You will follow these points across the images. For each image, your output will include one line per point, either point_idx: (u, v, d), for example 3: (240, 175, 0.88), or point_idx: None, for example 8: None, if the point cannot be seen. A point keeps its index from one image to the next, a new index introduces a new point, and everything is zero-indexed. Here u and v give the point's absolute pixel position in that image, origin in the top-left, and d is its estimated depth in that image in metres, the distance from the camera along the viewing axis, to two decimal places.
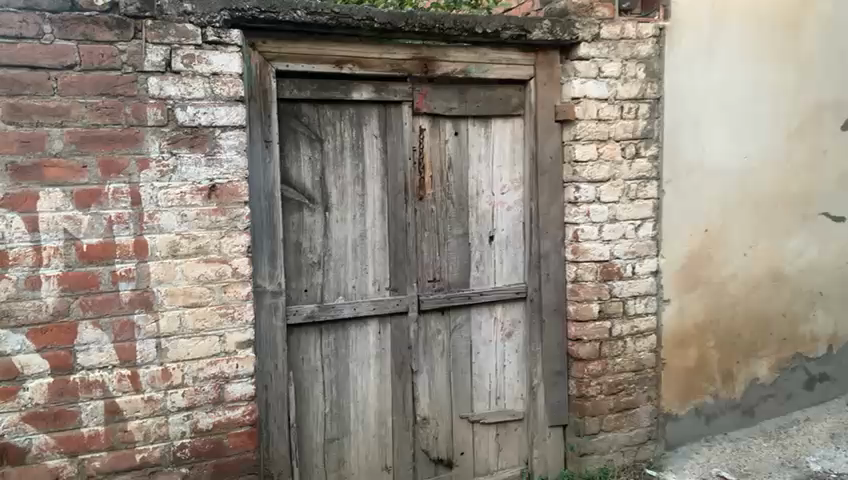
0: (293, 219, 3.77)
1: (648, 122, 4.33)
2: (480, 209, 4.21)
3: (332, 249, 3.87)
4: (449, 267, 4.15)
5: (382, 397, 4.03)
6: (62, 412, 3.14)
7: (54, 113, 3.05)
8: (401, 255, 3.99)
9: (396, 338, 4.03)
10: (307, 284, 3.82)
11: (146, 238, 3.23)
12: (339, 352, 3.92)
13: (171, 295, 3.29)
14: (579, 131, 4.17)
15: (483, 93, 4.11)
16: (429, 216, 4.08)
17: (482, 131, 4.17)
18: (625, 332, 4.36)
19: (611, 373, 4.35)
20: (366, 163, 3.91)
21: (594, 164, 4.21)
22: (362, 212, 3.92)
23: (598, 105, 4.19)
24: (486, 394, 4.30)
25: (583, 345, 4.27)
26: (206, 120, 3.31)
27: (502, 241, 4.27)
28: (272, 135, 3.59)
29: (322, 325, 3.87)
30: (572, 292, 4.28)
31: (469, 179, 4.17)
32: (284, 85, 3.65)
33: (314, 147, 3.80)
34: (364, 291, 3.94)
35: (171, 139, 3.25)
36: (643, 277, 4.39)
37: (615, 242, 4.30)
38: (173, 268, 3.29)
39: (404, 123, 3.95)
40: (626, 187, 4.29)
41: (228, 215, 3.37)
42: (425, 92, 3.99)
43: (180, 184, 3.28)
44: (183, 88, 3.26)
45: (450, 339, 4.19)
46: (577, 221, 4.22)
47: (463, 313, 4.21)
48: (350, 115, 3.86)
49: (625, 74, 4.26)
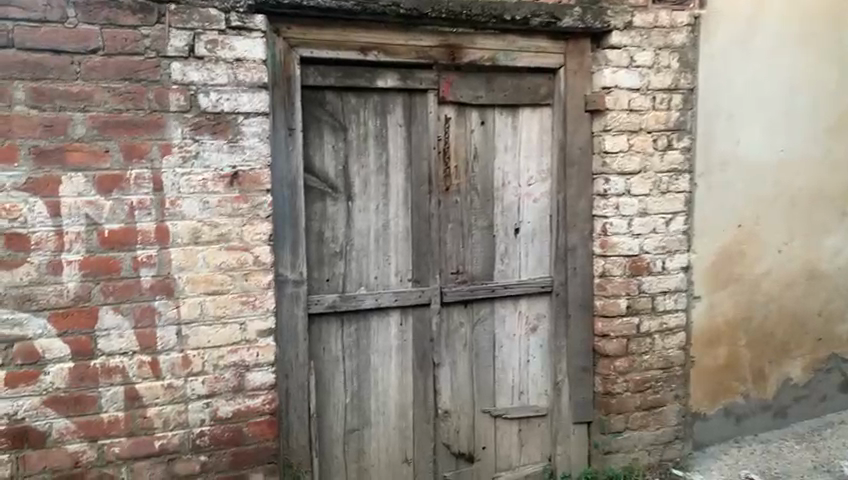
0: (315, 208, 3.73)
1: (681, 113, 4.21)
2: (506, 201, 4.12)
3: (354, 239, 3.83)
4: (473, 260, 4.08)
5: (403, 389, 3.99)
6: (83, 397, 3.14)
7: (77, 98, 3.04)
8: (424, 246, 3.93)
9: (418, 330, 3.98)
10: (329, 274, 3.78)
11: (167, 224, 3.21)
12: (360, 343, 3.88)
13: (192, 282, 3.27)
14: (610, 121, 4.07)
15: (511, 81, 4.02)
16: (454, 207, 4.01)
17: (509, 121, 4.08)
18: (654, 328, 4.27)
19: (638, 371, 4.26)
20: (390, 152, 3.86)
21: (625, 156, 4.11)
22: (386, 202, 3.87)
23: (629, 95, 4.09)
24: (509, 389, 4.22)
25: (610, 341, 4.19)
26: (229, 107, 3.27)
27: (527, 233, 4.18)
28: (296, 123, 3.55)
29: (344, 316, 3.83)
30: (599, 287, 4.20)
31: (495, 170, 4.09)
32: (308, 72, 3.61)
33: (338, 136, 3.75)
34: (386, 282, 3.90)
35: (193, 125, 3.22)
36: (673, 273, 4.27)
37: (645, 236, 4.19)
38: (194, 255, 3.26)
39: (429, 112, 3.89)
40: (657, 179, 4.18)
41: (250, 203, 3.34)
42: (452, 80, 3.91)
43: (202, 171, 3.25)
44: (206, 74, 3.23)
45: (473, 332, 4.12)
46: (607, 214, 4.12)
47: (486, 306, 4.14)
48: (375, 103, 3.80)
49: (659, 63, 4.14)
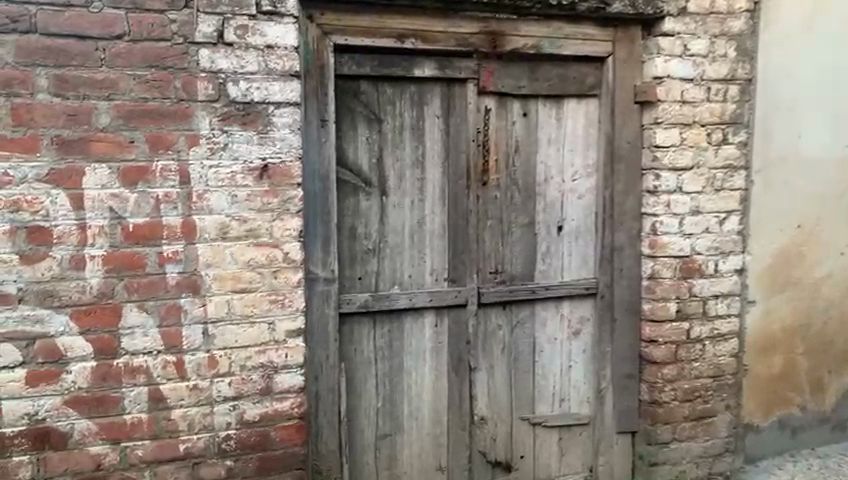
0: (348, 203, 3.57)
1: (738, 106, 3.93)
2: (548, 197, 3.91)
3: (388, 236, 3.65)
4: (513, 259, 3.88)
5: (438, 394, 3.81)
6: (105, 397, 3.03)
7: (102, 86, 2.91)
8: (461, 244, 3.74)
9: (454, 333, 3.79)
10: (361, 272, 3.61)
11: (194, 219, 3.06)
12: (394, 345, 3.71)
13: (219, 280, 3.12)
14: (662, 114, 3.83)
15: (555, 71, 3.81)
16: (493, 203, 3.81)
17: (553, 113, 3.87)
18: (705, 334, 4.01)
19: (688, 379, 4.01)
20: (427, 145, 3.67)
21: (677, 150, 3.86)
22: (421, 198, 3.68)
23: (683, 86, 3.84)
24: (549, 396, 4.02)
25: (658, 347, 3.96)
26: (259, 96, 3.10)
27: (571, 232, 3.96)
28: (329, 114, 3.38)
29: (377, 316, 3.66)
30: (648, 289, 3.96)
31: (538, 165, 3.88)
32: (342, 60, 3.44)
33: (372, 127, 3.58)
34: (421, 282, 3.71)
35: (222, 115, 3.06)
36: (726, 276, 4.02)
37: (696, 236, 3.94)
38: (222, 251, 3.11)
39: (468, 103, 3.69)
40: (710, 176, 3.93)
41: (280, 197, 3.16)
42: (493, 69, 3.71)
43: (231, 163, 3.09)
44: (236, 61, 3.07)
45: (512, 335, 3.92)
46: (656, 212, 3.89)
47: (526, 308, 3.93)
48: (411, 94, 3.62)
49: (715, 52, 3.87)
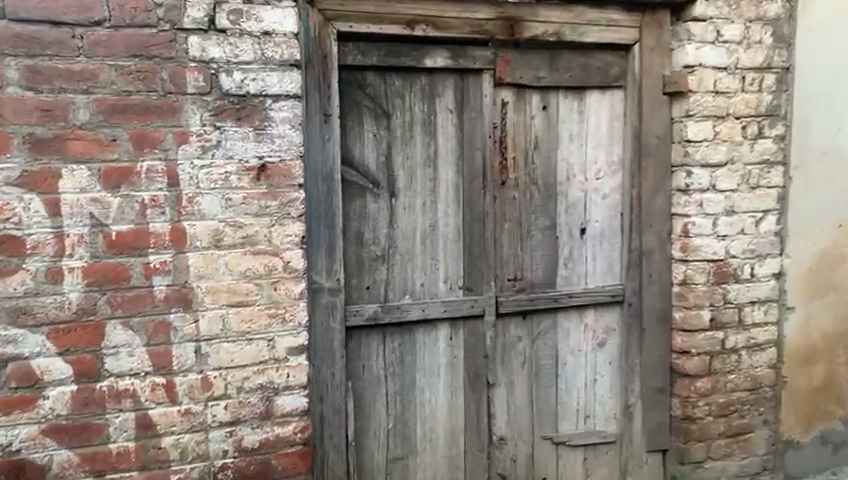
0: (354, 206, 3.26)
1: (774, 96, 3.64)
2: (570, 197, 3.61)
3: (398, 242, 3.35)
4: (533, 265, 3.58)
5: (453, 412, 3.50)
6: (87, 425, 2.71)
7: (80, 78, 2.60)
8: (477, 249, 3.44)
9: (470, 346, 3.48)
10: (369, 281, 3.31)
11: (184, 225, 2.75)
12: (405, 360, 3.40)
13: (213, 292, 2.81)
14: (693, 105, 3.53)
15: (578, 60, 3.52)
16: (511, 204, 3.51)
17: (574, 106, 3.58)
18: (741, 344, 3.71)
19: (722, 392, 3.71)
20: (440, 142, 3.37)
21: (710, 145, 3.56)
22: (434, 199, 3.38)
23: (715, 75, 3.54)
24: (573, 412, 3.72)
25: (691, 359, 3.65)
26: (255, 88, 2.79)
27: (595, 235, 3.66)
28: (332, 108, 3.07)
29: (386, 329, 3.35)
30: (679, 296, 3.65)
31: (559, 163, 3.58)
32: (346, 49, 3.14)
33: (380, 123, 3.27)
34: (434, 291, 3.41)
35: (214, 110, 2.75)
36: (763, 280, 3.71)
37: (731, 238, 3.63)
38: (215, 261, 2.80)
39: (484, 95, 3.39)
40: (746, 172, 3.63)
41: (279, 200, 2.85)
42: (511, 58, 3.41)
43: (224, 162, 2.78)
44: (229, 50, 2.76)
45: (533, 348, 3.61)
46: (688, 212, 3.58)
47: (548, 318, 3.63)
48: (422, 86, 3.32)
49: (749, 38, 3.58)
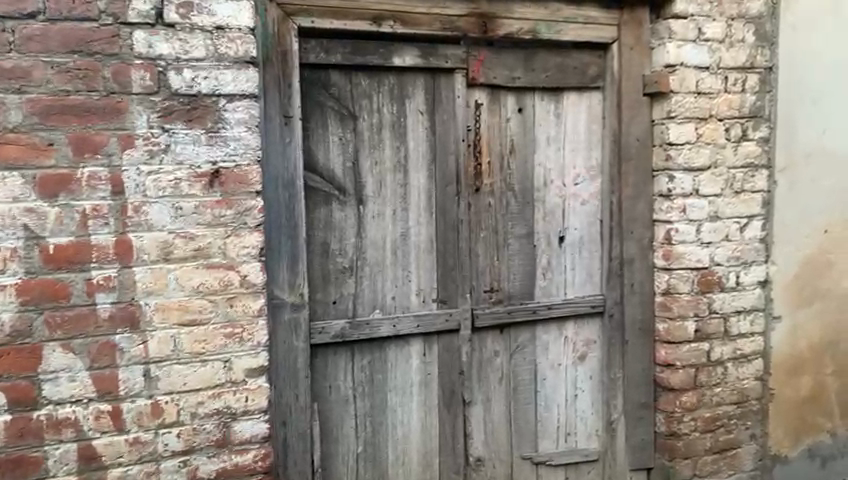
0: (319, 215, 3.05)
1: (757, 97, 3.51)
2: (548, 203, 3.43)
3: (367, 252, 3.14)
4: (510, 275, 3.39)
5: (427, 433, 3.29)
6: (23, 458, 2.46)
7: (11, 76, 2.36)
8: (451, 260, 3.24)
9: (445, 362, 3.28)
10: (336, 295, 3.09)
11: (130, 237, 2.52)
12: (375, 378, 3.19)
13: (163, 310, 2.58)
14: (675, 106, 3.37)
15: (554, 59, 3.35)
16: (486, 211, 3.32)
17: (551, 108, 3.40)
18: (727, 356, 3.55)
19: (708, 406, 3.54)
20: (410, 146, 3.17)
21: (692, 148, 3.41)
22: (404, 206, 3.18)
23: (697, 75, 3.39)
24: (553, 430, 3.53)
25: (676, 372, 3.48)
26: (208, 87, 2.57)
27: (574, 243, 3.49)
28: (294, 109, 2.87)
29: (355, 346, 3.14)
30: (662, 306, 3.49)
31: (536, 167, 3.40)
32: (308, 46, 2.93)
33: (345, 126, 3.07)
34: (406, 304, 3.20)
35: (162, 111, 2.52)
36: (748, 289, 3.56)
37: (715, 245, 3.48)
38: (165, 276, 2.57)
39: (456, 96, 3.20)
40: (729, 176, 3.48)
41: (235, 208, 2.63)
42: (484, 57, 3.23)
43: (174, 168, 2.55)
44: (179, 46, 2.53)
45: (511, 363, 3.42)
46: (671, 218, 3.42)
47: (526, 331, 3.44)
48: (391, 86, 3.12)
49: (731, 37, 3.44)
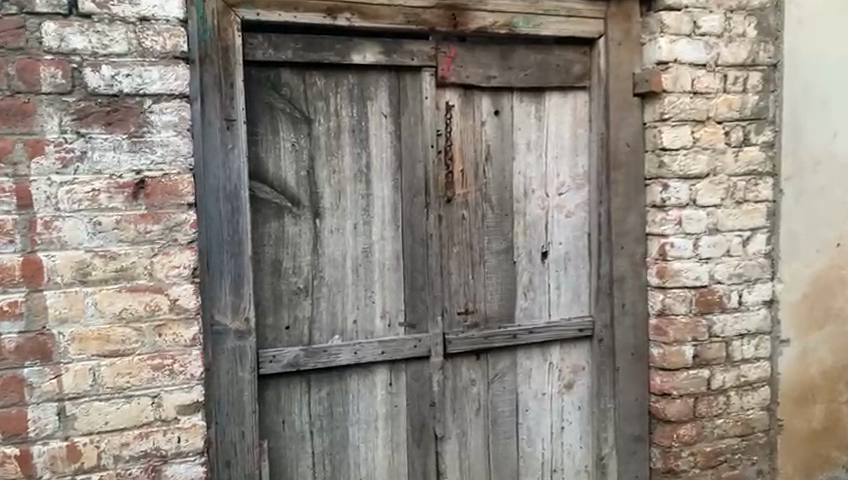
0: (269, 229, 2.72)
1: (761, 97, 3.18)
2: (530, 216, 3.10)
3: (324, 271, 2.81)
4: (487, 295, 3.06)
5: (395, 473, 2.94)
6: None
7: None
8: (420, 278, 2.91)
9: (414, 392, 2.94)
10: (289, 319, 2.76)
11: (40, 256, 2.21)
12: (335, 412, 2.85)
13: (79, 340, 2.25)
14: (668, 107, 3.05)
15: (533, 57, 3.03)
16: (459, 224, 3.00)
17: (532, 110, 3.08)
18: (729, 383, 3.20)
19: (709, 440, 3.19)
20: (372, 152, 2.85)
21: (689, 153, 3.08)
22: (366, 220, 2.85)
23: (693, 73, 3.07)
24: (537, 467, 3.18)
25: (672, 403, 3.13)
26: (131, 86, 2.27)
27: (559, 259, 3.15)
28: (237, 111, 2.55)
29: (312, 375, 2.80)
30: (657, 330, 3.15)
31: (515, 176, 3.07)
32: (255, 42, 2.63)
33: (299, 130, 2.75)
34: (369, 329, 2.87)
35: (77, 113, 2.22)
36: (753, 309, 3.22)
37: (716, 260, 3.14)
38: (81, 301, 2.25)
39: (424, 97, 2.88)
40: (730, 185, 3.14)
41: (163, 223, 2.32)
42: (455, 55, 2.92)
43: (91, 178, 2.24)
44: (96, 39, 2.23)
45: (489, 392, 3.08)
46: (665, 232, 3.08)
47: (506, 358, 3.10)
48: (350, 86, 2.80)
49: (731, 31, 3.12)
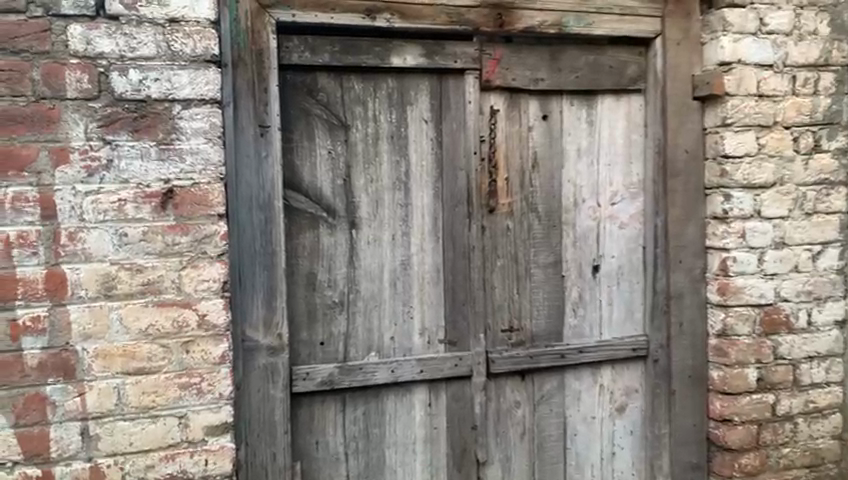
0: (304, 240, 2.59)
1: (833, 100, 2.94)
2: (579, 228, 2.92)
3: (360, 285, 2.66)
4: (533, 311, 2.88)
5: None
6: None
7: None
8: (461, 293, 2.75)
9: (454, 414, 2.77)
10: (323, 335, 2.62)
11: (64, 269, 2.11)
12: (371, 433, 2.70)
13: (103, 357, 2.15)
14: (731, 111, 2.82)
15: (584, 58, 2.85)
16: (504, 236, 2.82)
17: (583, 115, 2.89)
18: (797, 410, 2.95)
19: (774, 470, 2.95)
20: (412, 160, 2.70)
21: (753, 161, 2.84)
22: (406, 230, 2.70)
23: (759, 74, 2.84)
24: None
25: (734, 430, 2.90)
26: (160, 91, 2.17)
27: (611, 273, 2.96)
28: (271, 117, 2.43)
29: (347, 394, 2.66)
30: (717, 351, 2.92)
31: (564, 185, 2.89)
32: (290, 44, 2.50)
33: (335, 137, 2.61)
34: (408, 346, 2.71)
35: (104, 120, 2.13)
36: (823, 330, 2.97)
37: (782, 277, 2.90)
38: (106, 316, 2.15)
39: (467, 101, 2.72)
40: (799, 195, 2.90)
41: (192, 235, 2.21)
42: (500, 56, 2.75)
43: (118, 187, 2.14)
44: (124, 42, 2.13)
45: (535, 415, 2.90)
46: (727, 246, 2.86)
47: (553, 378, 2.92)
48: (389, 90, 2.66)
49: (800, 28, 2.88)
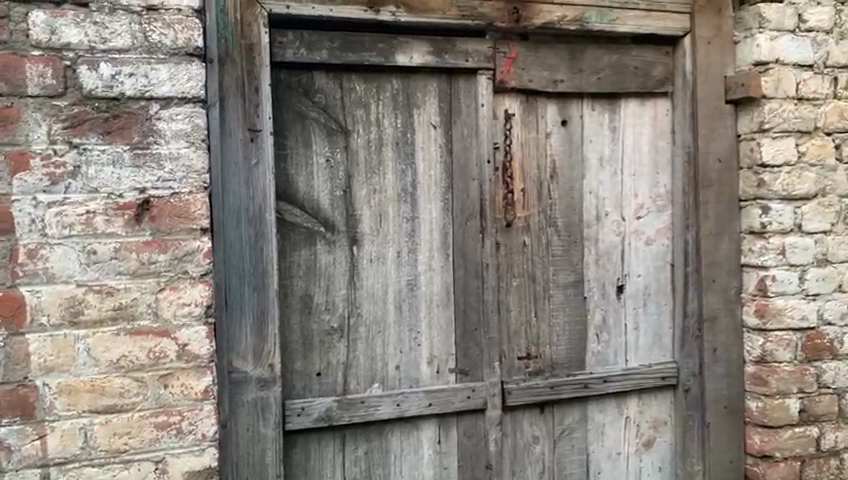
0: (298, 258, 2.31)
1: None
2: (603, 243, 2.65)
3: (362, 308, 2.38)
4: (553, 337, 2.60)
5: None
6: None
7: None
8: (474, 316, 2.47)
9: (467, 452, 2.48)
10: (320, 365, 2.34)
11: (22, 293, 1.83)
12: (373, 475, 2.41)
13: (68, 394, 1.86)
14: (769, 115, 2.58)
15: (607, 58, 2.61)
16: (520, 253, 2.56)
17: (605, 120, 2.64)
18: (843, 443, 2.67)
19: None
20: (419, 169, 2.43)
21: (793, 170, 2.59)
22: (412, 247, 2.43)
23: (798, 76, 2.60)
24: None
25: (776, 467, 2.62)
26: (135, 87, 1.90)
27: (637, 294, 2.69)
28: (263, 120, 2.16)
29: (347, 431, 2.37)
30: (755, 379, 2.65)
31: (586, 197, 2.63)
32: (285, 40, 2.25)
33: (334, 143, 2.35)
34: (414, 376, 2.43)
35: (71, 120, 1.86)
36: None
37: (825, 298, 2.64)
38: (71, 346, 1.86)
39: (479, 104, 2.47)
40: (842, 208, 2.65)
41: (170, 253, 1.93)
42: (516, 55, 2.50)
43: (86, 198, 1.87)
44: (94, 31, 1.87)
45: (554, 452, 2.61)
46: (766, 264, 2.60)
47: (575, 410, 2.64)
48: (394, 92, 2.40)
49: (841, 26, 2.65)
